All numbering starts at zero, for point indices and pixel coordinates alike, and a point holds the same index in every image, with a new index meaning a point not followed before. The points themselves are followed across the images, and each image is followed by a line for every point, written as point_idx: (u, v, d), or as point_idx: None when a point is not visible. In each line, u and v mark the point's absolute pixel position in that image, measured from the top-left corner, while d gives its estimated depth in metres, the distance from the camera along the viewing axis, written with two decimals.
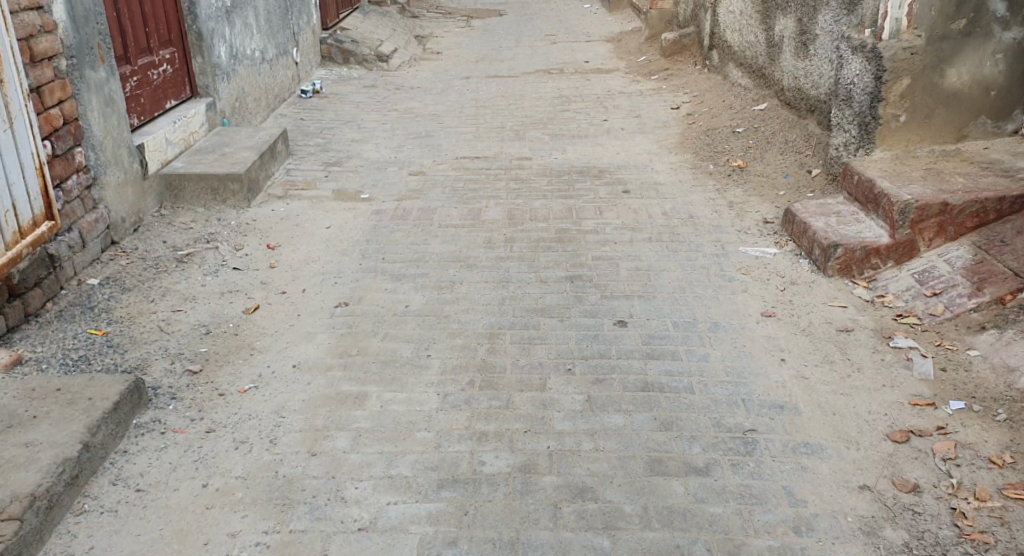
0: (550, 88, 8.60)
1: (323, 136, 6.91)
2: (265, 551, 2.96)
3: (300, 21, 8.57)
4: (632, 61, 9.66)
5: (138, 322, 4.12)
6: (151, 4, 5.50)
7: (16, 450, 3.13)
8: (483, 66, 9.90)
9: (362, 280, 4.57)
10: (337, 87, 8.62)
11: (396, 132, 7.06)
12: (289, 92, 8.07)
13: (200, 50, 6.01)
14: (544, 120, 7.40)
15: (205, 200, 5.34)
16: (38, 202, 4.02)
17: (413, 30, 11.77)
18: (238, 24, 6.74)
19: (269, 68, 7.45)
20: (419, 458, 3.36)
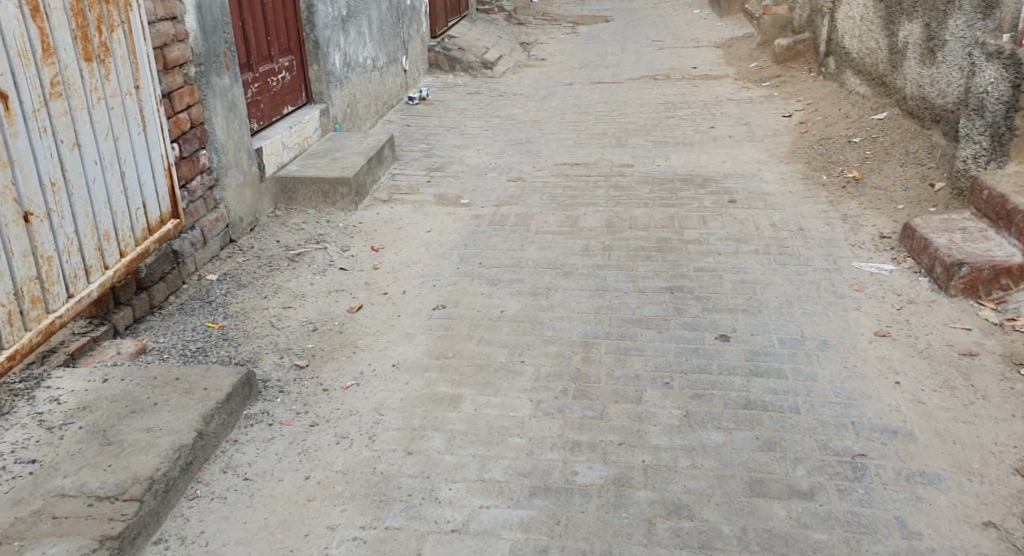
0: (655, 95, 8.47)
1: (428, 141, 7.03)
2: (362, 546, 3.03)
3: (410, 28, 8.77)
4: (741, 68, 9.40)
5: (251, 317, 4.29)
6: (273, 14, 5.74)
7: (138, 434, 3.33)
8: (589, 72, 9.84)
9: (461, 283, 4.63)
10: (444, 94, 8.77)
11: (498, 138, 7.12)
12: (397, 98, 8.28)
13: (316, 58, 6.24)
14: (647, 127, 7.29)
15: (317, 202, 5.52)
16: (165, 201, 4.28)
17: (518, 38, 11.84)
18: (353, 33, 6.96)
19: (380, 75, 7.66)
20: (512, 463, 3.36)
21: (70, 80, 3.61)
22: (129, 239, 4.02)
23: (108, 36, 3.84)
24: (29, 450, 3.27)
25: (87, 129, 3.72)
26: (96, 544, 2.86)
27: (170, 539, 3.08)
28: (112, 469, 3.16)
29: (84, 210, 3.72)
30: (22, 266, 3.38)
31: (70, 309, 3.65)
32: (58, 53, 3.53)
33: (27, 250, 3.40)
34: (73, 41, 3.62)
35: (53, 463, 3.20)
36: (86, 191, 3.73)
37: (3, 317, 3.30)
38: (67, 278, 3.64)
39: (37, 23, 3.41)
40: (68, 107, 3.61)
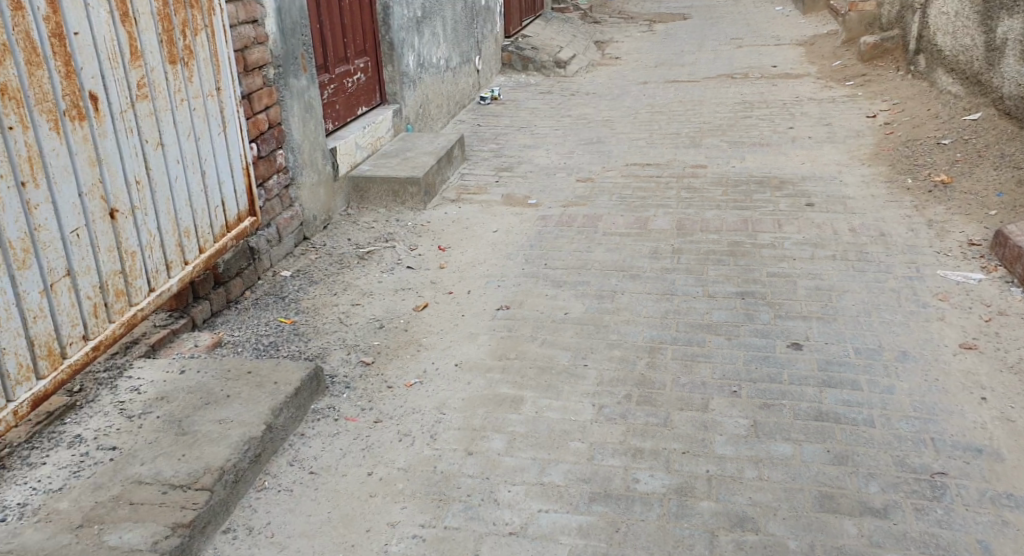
0: (732, 94, 8.28)
1: (498, 141, 7.04)
2: (420, 544, 3.04)
3: (484, 28, 8.80)
4: (824, 67, 9.10)
5: (321, 313, 4.37)
6: (350, 16, 5.85)
7: (210, 425, 3.41)
8: (665, 71, 9.69)
9: (525, 284, 4.60)
10: (516, 93, 8.77)
11: (569, 138, 7.07)
12: (469, 98, 8.31)
13: (391, 59, 6.33)
14: (723, 127, 7.13)
15: (388, 202, 5.59)
16: (243, 199, 4.40)
17: (594, 37, 11.76)
18: (427, 34, 7.03)
19: (452, 75, 7.72)
20: (572, 468, 3.32)
21: (155, 81, 3.74)
22: (208, 235, 4.14)
23: (192, 39, 3.96)
24: (109, 437, 3.38)
25: (170, 129, 3.85)
26: (169, 531, 2.92)
27: (238, 529, 3.15)
28: (186, 458, 3.24)
29: (166, 207, 3.84)
30: (107, 260, 3.51)
31: (152, 302, 3.77)
32: (144, 56, 3.66)
33: (112, 244, 3.53)
34: (158, 44, 3.75)
35: (130, 450, 3.30)
36: (168, 189, 3.85)
37: (88, 309, 3.43)
38: (149, 273, 3.77)
39: (125, 27, 3.55)
40: (153, 108, 3.74)
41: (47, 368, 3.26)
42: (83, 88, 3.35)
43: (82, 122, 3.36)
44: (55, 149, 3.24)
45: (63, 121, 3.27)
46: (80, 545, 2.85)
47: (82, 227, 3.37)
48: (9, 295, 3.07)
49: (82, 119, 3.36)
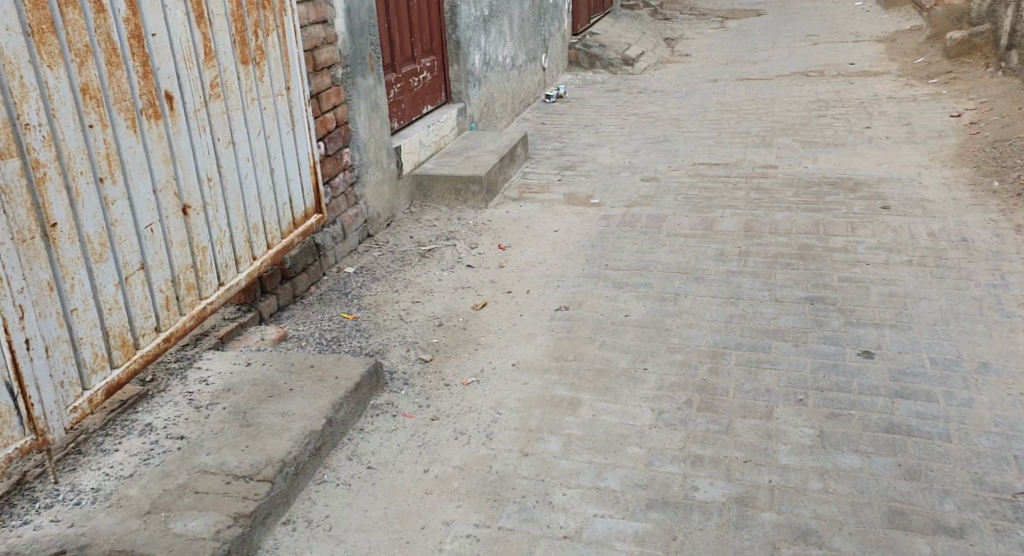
0: (806, 92, 8.04)
1: (561, 140, 6.99)
2: (474, 544, 2.99)
3: (551, 26, 8.79)
4: (905, 64, 8.78)
5: (383, 310, 4.39)
6: (418, 16, 5.89)
7: (273, 418, 3.38)
8: (736, 68, 9.49)
9: (585, 285, 4.54)
10: (582, 91, 8.72)
11: (634, 136, 6.97)
12: (534, 96, 8.30)
13: (457, 58, 6.37)
14: (795, 126, 6.92)
15: (450, 200, 5.61)
16: (309, 196, 4.45)
17: (664, 34, 11.59)
18: (494, 32, 7.05)
19: (518, 73, 7.73)
20: (629, 473, 3.24)
21: (228, 81, 3.78)
22: (276, 232, 4.18)
23: (264, 40, 4.01)
24: (178, 426, 3.39)
25: (242, 127, 3.89)
26: (231, 520, 2.93)
27: (297, 521, 3.13)
28: (249, 450, 3.23)
29: (237, 203, 3.87)
30: (180, 254, 3.55)
31: (221, 296, 3.80)
32: (218, 56, 3.70)
33: (185, 240, 3.57)
34: (232, 45, 3.79)
35: (197, 440, 3.31)
36: (239, 187, 3.89)
37: (160, 302, 3.47)
38: (220, 267, 3.80)
39: (201, 28, 3.59)
40: (226, 108, 3.78)
41: (120, 358, 3.30)
42: (158, 88, 3.41)
43: (157, 121, 3.41)
44: (131, 147, 3.28)
45: (140, 120, 3.32)
46: (147, 531, 2.88)
47: (156, 223, 3.42)
48: (87, 286, 3.11)
49: (157, 117, 3.41)
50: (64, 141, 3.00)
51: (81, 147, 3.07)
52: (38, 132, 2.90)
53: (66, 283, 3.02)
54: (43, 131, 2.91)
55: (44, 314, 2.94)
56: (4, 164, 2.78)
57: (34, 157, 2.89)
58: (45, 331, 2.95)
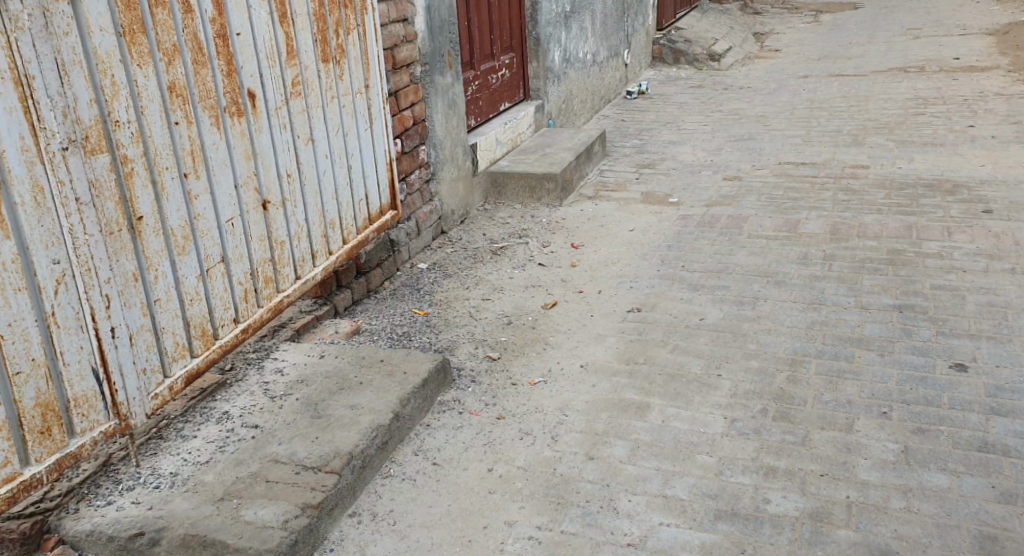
0: (904, 88, 7.68)
1: (641, 137, 6.88)
2: (537, 546, 2.89)
3: (634, 22, 8.74)
4: (1017, 59, 8.29)
5: (453, 307, 4.40)
6: (498, 13, 5.96)
7: (343, 411, 3.36)
8: (829, 63, 9.15)
9: (659, 286, 4.45)
10: (664, 88, 8.57)
11: (717, 134, 6.80)
12: (615, 93, 8.23)
13: (536, 55, 6.43)
14: (892, 124, 6.61)
15: (524, 197, 5.61)
16: (385, 192, 4.50)
17: (753, 29, 11.27)
18: (574, 28, 7.07)
19: (598, 70, 7.71)
20: (697, 482, 3.11)
21: (309, 80, 3.82)
22: (351, 227, 4.22)
23: (344, 39, 4.06)
24: (254, 416, 3.39)
25: (321, 125, 3.93)
26: (299, 511, 2.88)
27: (362, 514, 3.09)
28: (319, 441, 3.20)
29: (315, 199, 3.91)
30: (259, 248, 3.59)
31: (297, 289, 3.84)
32: (300, 55, 3.75)
33: (264, 234, 3.60)
34: (313, 44, 3.84)
35: (271, 430, 3.30)
36: (317, 182, 3.92)
37: (239, 294, 3.50)
38: (297, 261, 3.83)
39: (284, 27, 3.63)
40: (306, 105, 3.81)
41: (200, 348, 3.33)
42: (242, 86, 3.44)
43: (241, 119, 3.44)
44: (215, 143, 3.32)
45: (223, 117, 3.36)
46: (219, 517, 2.86)
47: (237, 217, 3.45)
48: (170, 278, 3.15)
49: (241, 115, 3.45)
50: (152, 137, 3.04)
51: (167, 144, 3.11)
52: (127, 128, 2.94)
53: (150, 275, 3.06)
54: (132, 127, 2.96)
55: (130, 304, 2.98)
56: (95, 159, 2.82)
57: (123, 152, 2.93)
58: (130, 320, 2.98)
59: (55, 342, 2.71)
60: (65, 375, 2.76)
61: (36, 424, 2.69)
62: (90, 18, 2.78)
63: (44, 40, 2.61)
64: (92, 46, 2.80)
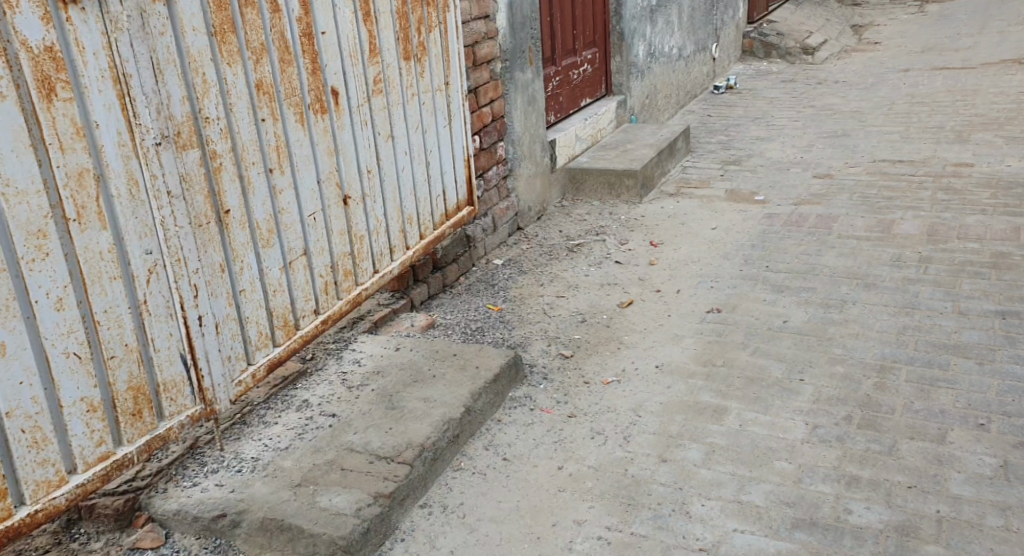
0: (1016, 82, 7.28)
1: (727, 133, 6.73)
2: (605, 546, 2.83)
3: (724, 15, 8.58)
4: None
5: (527, 303, 4.39)
6: (581, 8, 5.95)
7: (416, 403, 3.39)
8: (933, 56, 8.75)
9: (741, 287, 4.34)
10: (754, 83, 8.36)
11: (808, 130, 6.59)
12: (702, 88, 8.08)
13: (620, 49, 6.38)
14: (1002, 120, 6.28)
15: (603, 194, 5.57)
16: (462, 188, 4.53)
17: (850, 20, 10.83)
18: (660, 22, 6.98)
19: (685, 64, 7.59)
20: (775, 489, 3.00)
21: (390, 78, 3.87)
22: (428, 223, 4.26)
23: (426, 36, 4.11)
24: (332, 405, 3.45)
25: (401, 122, 3.97)
26: (371, 499, 2.89)
27: (433, 506, 3.08)
28: (392, 432, 3.22)
29: (393, 194, 3.96)
30: (339, 242, 3.63)
31: (375, 282, 3.89)
32: (382, 53, 3.80)
33: (343, 229, 3.64)
34: (395, 42, 3.89)
35: (347, 419, 3.34)
36: (395, 178, 3.97)
37: (320, 286, 3.54)
38: (374, 256, 3.88)
39: (367, 26, 3.69)
40: (386, 103, 3.86)
41: (282, 338, 3.36)
42: (326, 84, 3.49)
43: (324, 116, 3.48)
44: (299, 139, 3.36)
45: (307, 114, 3.40)
46: (296, 502, 2.88)
47: (318, 211, 3.49)
48: (255, 270, 3.16)
49: (324, 112, 3.49)
50: (240, 133, 3.06)
51: (255, 140, 3.13)
52: (217, 124, 2.96)
53: (236, 266, 3.08)
54: (221, 124, 2.97)
55: (216, 294, 2.99)
56: (186, 154, 2.84)
57: (212, 148, 2.94)
58: (216, 310, 2.99)
59: (147, 329, 2.70)
60: (155, 359, 2.75)
61: (129, 406, 2.68)
62: (183, 18, 2.79)
63: (141, 40, 2.61)
64: (185, 46, 2.81)
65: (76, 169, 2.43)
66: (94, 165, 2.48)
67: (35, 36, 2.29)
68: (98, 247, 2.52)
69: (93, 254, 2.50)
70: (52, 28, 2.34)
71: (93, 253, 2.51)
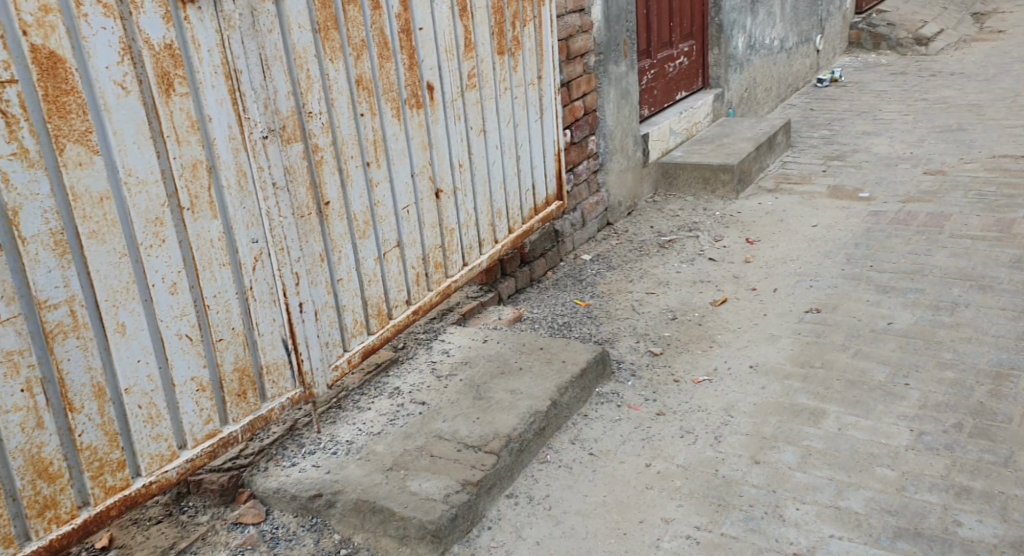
0: None
1: (831, 127, 6.53)
2: (694, 546, 2.79)
3: (830, 6, 8.32)
4: None
5: (616, 299, 4.37)
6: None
7: (502, 394, 3.42)
8: None
9: (842, 286, 4.22)
10: (861, 75, 8.09)
11: (920, 124, 6.34)
12: (805, 80, 7.86)
13: (718, 42, 6.27)
14: None
15: (696, 189, 5.48)
16: (552, 183, 4.54)
17: (971, 7, 10.30)
18: (762, 14, 6.82)
19: (787, 56, 7.40)
20: (876, 496, 2.90)
21: (484, 72, 3.90)
22: (518, 216, 4.28)
23: (520, 30, 4.13)
24: (422, 393, 3.51)
25: (493, 116, 4.00)
26: (459, 486, 2.93)
27: (519, 496, 3.10)
28: (479, 421, 3.26)
29: (484, 187, 4.00)
30: (431, 235, 3.68)
31: (464, 275, 3.94)
32: (477, 48, 3.84)
33: (435, 222, 3.70)
34: (490, 36, 3.92)
35: (435, 407, 3.40)
36: (486, 172, 4.00)
37: (412, 277, 3.60)
38: (464, 248, 3.93)
39: (463, 21, 3.73)
40: (480, 97, 3.90)
41: (376, 326, 3.43)
42: (422, 79, 3.54)
43: (419, 110, 3.54)
44: (396, 133, 3.42)
45: (404, 109, 3.46)
46: (388, 486, 2.94)
47: (412, 204, 3.55)
48: (352, 260, 3.24)
49: (419, 107, 3.54)
50: (340, 127, 3.14)
51: (354, 134, 3.20)
52: (319, 119, 3.04)
53: (335, 256, 3.16)
54: (323, 118, 3.06)
55: (316, 282, 3.08)
56: (290, 148, 2.92)
57: (315, 142, 3.02)
58: (315, 298, 3.08)
59: (253, 314, 2.81)
60: (259, 343, 2.85)
61: (234, 387, 2.79)
62: (291, 17, 2.88)
63: (251, 37, 2.70)
64: (291, 42, 2.90)
65: (191, 160, 2.54)
66: (207, 157, 2.59)
67: (156, 35, 2.40)
68: (210, 235, 2.62)
69: (204, 242, 2.61)
70: (172, 26, 2.45)
71: (205, 241, 2.61)
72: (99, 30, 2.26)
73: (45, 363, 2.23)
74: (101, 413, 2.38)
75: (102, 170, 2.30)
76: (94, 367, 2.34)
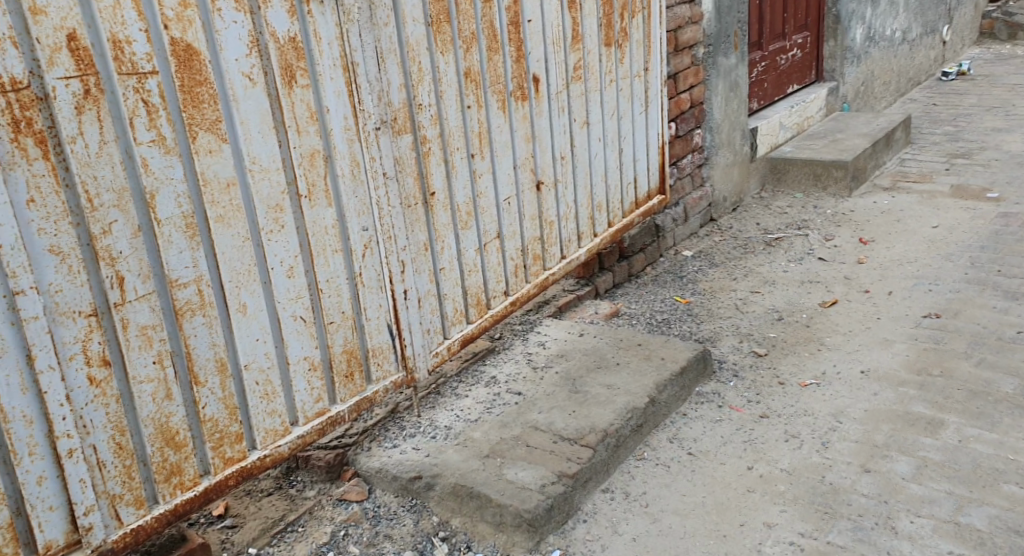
0: None
1: (955, 123, 6.24)
2: (799, 553, 2.71)
3: None
4: None
5: (718, 297, 4.28)
6: None
7: (599, 389, 3.39)
8: None
9: (966, 292, 4.03)
10: (992, 68, 7.70)
11: None
12: (928, 74, 7.53)
13: (834, 33, 6.06)
14: None
15: (807, 185, 5.33)
16: (655, 176, 4.47)
17: None
18: (884, 4, 6.56)
19: (909, 48, 7.10)
20: (1000, 515, 2.76)
21: (590, 64, 3.87)
22: (618, 210, 4.24)
23: (628, 22, 4.07)
24: (518, 383, 3.51)
25: (597, 108, 3.97)
26: (556, 478, 2.92)
27: (616, 491, 3.07)
28: (575, 415, 3.24)
29: (585, 180, 3.97)
30: (531, 226, 3.68)
31: (562, 267, 3.92)
32: (584, 40, 3.80)
33: (536, 213, 3.69)
34: (598, 28, 3.88)
35: (532, 398, 3.40)
36: (588, 164, 3.97)
37: (511, 268, 3.61)
38: (563, 240, 3.91)
39: (572, 13, 3.70)
40: (585, 89, 3.87)
41: (475, 315, 3.45)
42: (529, 71, 3.53)
43: (525, 103, 3.53)
44: (501, 125, 3.42)
45: (510, 101, 3.46)
46: (485, 472, 2.96)
47: (514, 196, 3.55)
48: (454, 250, 3.27)
49: (525, 99, 3.54)
50: (447, 119, 3.16)
51: (460, 126, 3.22)
52: (429, 111, 3.07)
53: (439, 245, 3.19)
54: (432, 110, 3.08)
55: (420, 270, 3.12)
56: (400, 138, 2.96)
57: (423, 133, 3.05)
58: (420, 285, 3.12)
59: (361, 299, 2.86)
60: (366, 328, 2.91)
61: (343, 368, 2.85)
62: (405, 11, 2.91)
63: (368, 30, 2.74)
64: (405, 35, 2.93)
65: (309, 149, 2.59)
66: (324, 146, 2.64)
67: (281, 28, 2.46)
68: (324, 222, 2.68)
69: (320, 228, 2.67)
70: (296, 20, 2.51)
71: (321, 228, 2.67)
72: (230, 24, 2.33)
73: (174, 338, 2.32)
74: (223, 388, 2.46)
75: (230, 157, 2.37)
76: (217, 344, 2.42)
